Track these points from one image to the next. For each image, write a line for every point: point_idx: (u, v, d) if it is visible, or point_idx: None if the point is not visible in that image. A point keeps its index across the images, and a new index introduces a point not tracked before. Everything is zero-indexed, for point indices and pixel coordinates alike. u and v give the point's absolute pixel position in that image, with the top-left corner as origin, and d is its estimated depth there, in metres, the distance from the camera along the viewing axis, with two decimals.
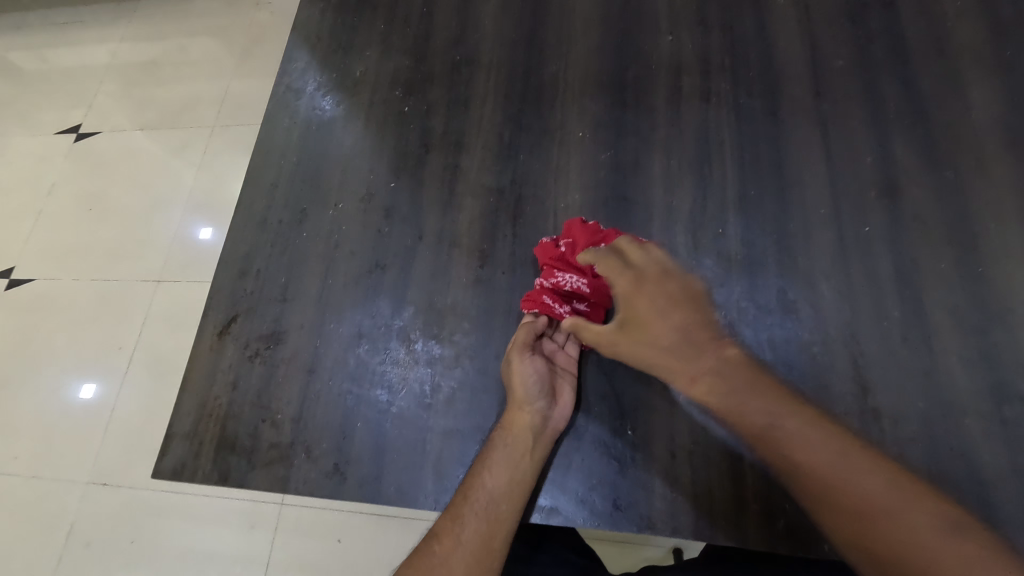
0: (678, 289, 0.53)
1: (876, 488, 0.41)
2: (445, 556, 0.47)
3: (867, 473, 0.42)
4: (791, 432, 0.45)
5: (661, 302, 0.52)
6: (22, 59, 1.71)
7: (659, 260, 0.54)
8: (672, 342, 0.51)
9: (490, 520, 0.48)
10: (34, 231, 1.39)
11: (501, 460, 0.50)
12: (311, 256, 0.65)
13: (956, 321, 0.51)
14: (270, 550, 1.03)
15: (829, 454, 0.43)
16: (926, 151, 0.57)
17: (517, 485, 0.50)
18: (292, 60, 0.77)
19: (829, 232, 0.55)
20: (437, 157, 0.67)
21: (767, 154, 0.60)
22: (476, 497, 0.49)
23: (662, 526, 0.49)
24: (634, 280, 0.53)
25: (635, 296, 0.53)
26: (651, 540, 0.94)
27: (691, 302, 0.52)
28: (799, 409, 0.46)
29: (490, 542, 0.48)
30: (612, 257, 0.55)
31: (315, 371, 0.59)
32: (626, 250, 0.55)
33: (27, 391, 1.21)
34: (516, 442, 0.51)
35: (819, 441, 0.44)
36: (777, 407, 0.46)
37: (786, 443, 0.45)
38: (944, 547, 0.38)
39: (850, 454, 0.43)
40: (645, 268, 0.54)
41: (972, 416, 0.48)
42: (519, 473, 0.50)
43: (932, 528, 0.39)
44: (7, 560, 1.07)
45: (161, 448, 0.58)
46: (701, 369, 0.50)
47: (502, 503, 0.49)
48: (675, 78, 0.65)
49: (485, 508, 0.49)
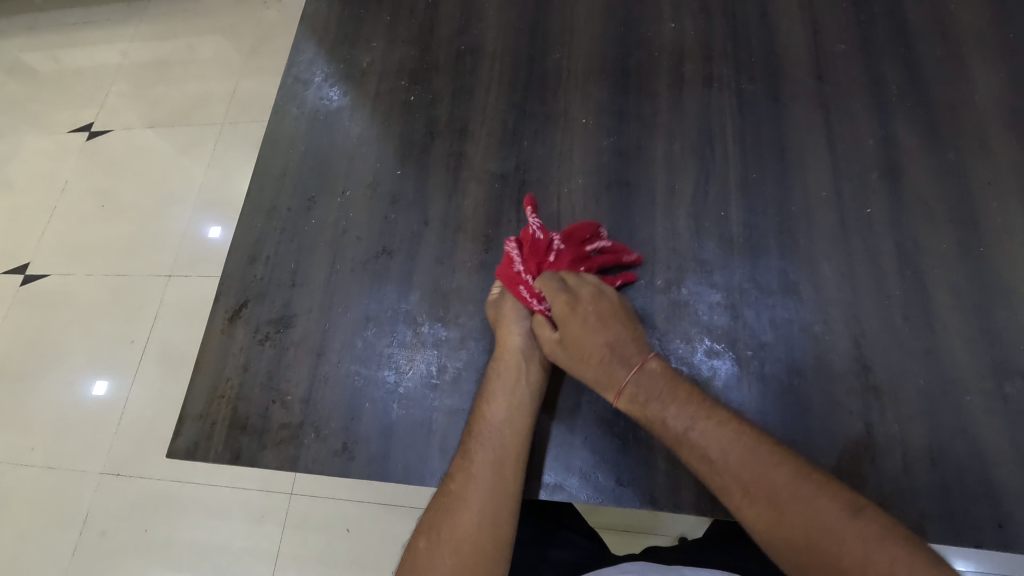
0: (612, 310, 0.53)
1: (812, 501, 0.42)
2: (460, 489, 0.51)
3: (803, 488, 0.43)
4: (725, 452, 0.46)
5: (595, 323, 0.53)
6: (36, 59, 1.74)
7: (594, 283, 0.56)
8: (605, 364, 0.52)
9: (496, 448, 0.51)
10: (49, 227, 1.42)
11: (498, 391, 0.54)
12: (320, 241, 0.66)
13: (958, 300, 0.51)
14: (280, 541, 1.05)
15: (763, 473, 0.44)
16: (928, 132, 0.57)
17: (518, 410, 0.53)
18: (300, 52, 0.78)
19: (831, 213, 0.56)
20: (443, 144, 0.68)
21: (768, 137, 0.60)
22: (481, 430, 0.52)
23: (664, 503, 0.50)
24: (569, 302, 0.54)
25: (570, 317, 0.54)
26: (657, 528, 0.94)
27: (626, 321, 0.53)
28: (733, 425, 0.47)
29: (501, 468, 0.51)
30: (552, 280, 0.56)
31: (324, 353, 0.61)
32: (563, 276, 0.56)
33: (43, 384, 1.24)
34: (509, 370, 0.54)
35: (752, 457, 0.45)
36: (710, 427, 0.47)
37: (720, 463, 0.46)
38: (880, 560, 0.39)
39: (783, 469, 0.44)
40: (579, 291, 0.55)
41: (973, 393, 0.48)
42: (518, 398, 0.53)
43: (863, 538, 0.40)
44: (26, 547, 1.10)
45: (175, 428, 0.60)
46: (634, 389, 0.50)
47: (507, 430, 0.52)
48: (678, 64, 0.65)
49: (490, 438, 0.52)
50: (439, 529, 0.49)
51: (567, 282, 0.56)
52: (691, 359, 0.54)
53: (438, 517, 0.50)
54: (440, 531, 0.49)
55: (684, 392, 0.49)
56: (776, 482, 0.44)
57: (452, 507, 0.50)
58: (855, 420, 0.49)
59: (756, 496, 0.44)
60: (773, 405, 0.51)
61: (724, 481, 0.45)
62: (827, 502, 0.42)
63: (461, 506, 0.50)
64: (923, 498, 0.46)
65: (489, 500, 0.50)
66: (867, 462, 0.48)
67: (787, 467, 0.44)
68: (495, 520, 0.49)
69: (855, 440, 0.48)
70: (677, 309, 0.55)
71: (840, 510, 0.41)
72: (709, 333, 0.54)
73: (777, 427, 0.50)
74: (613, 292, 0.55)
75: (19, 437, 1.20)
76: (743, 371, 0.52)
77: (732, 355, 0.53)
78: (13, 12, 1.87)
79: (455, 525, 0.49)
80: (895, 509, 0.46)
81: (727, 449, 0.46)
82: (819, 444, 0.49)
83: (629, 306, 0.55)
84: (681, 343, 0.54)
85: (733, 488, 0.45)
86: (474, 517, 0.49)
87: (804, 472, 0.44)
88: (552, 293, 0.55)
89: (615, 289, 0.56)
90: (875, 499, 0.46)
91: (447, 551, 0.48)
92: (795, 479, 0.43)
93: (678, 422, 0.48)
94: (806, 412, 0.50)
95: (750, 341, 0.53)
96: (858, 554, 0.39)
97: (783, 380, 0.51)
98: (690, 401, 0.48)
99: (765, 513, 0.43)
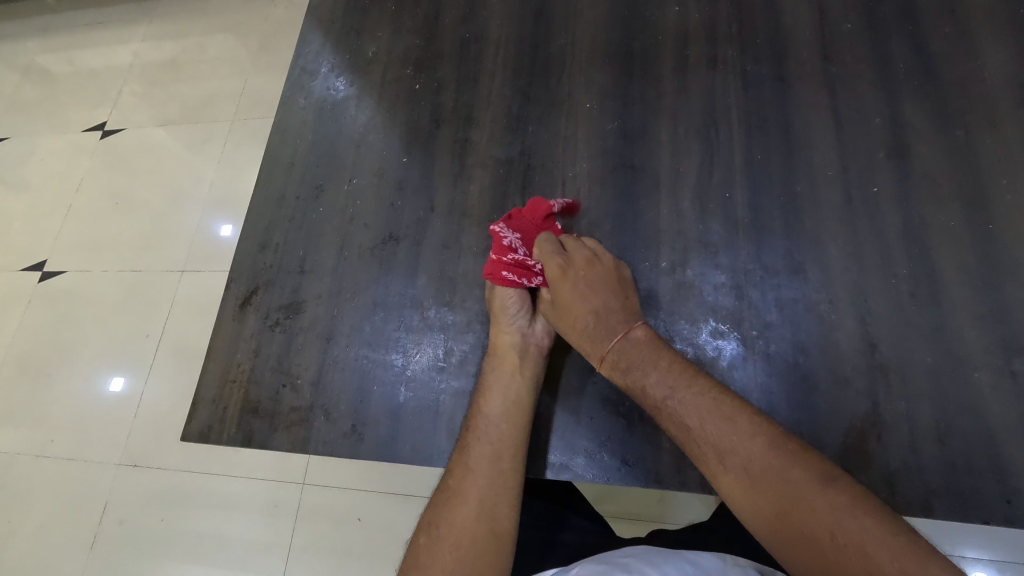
0: (604, 279, 0.54)
1: (785, 471, 0.43)
2: (458, 485, 0.52)
3: (777, 458, 0.44)
4: (703, 421, 0.46)
5: (583, 291, 0.54)
6: (50, 60, 1.77)
7: (591, 247, 0.56)
8: (591, 331, 0.53)
9: (493, 441, 0.52)
10: (65, 225, 1.45)
11: (493, 384, 0.54)
12: (328, 228, 0.67)
13: (966, 277, 0.51)
14: (293, 533, 1.06)
15: (738, 443, 0.45)
16: (936, 110, 0.57)
17: (513, 403, 0.53)
18: (307, 43, 0.79)
19: (837, 193, 0.56)
20: (448, 132, 0.68)
21: (774, 118, 0.60)
22: (479, 424, 0.53)
23: (670, 481, 0.50)
24: (563, 265, 0.55)
25: (561, 280, 0.55)
26: (665, 517, 0.94)
27: (615, 288, 0.54)
28: (714, 394, 0.47)
29: (498, 461, 0.52)
30: (550, 242, 0.57)
31: (333, 338, 0.62)
32: (561, 239, 0.57)
33: (61, 378, 1.26)
34: (504, 362, 0.55)
35: (729, 428, 0.46)
36: (689, 396, 0.48)
37: (696, 432, 0.47)
38: (850, 528, 0.39)
39: (759, 439, 0.45)
40: (574, 254, 0.55)
41: (981, 368, 0.48)
42: (513, 392, 0.54)
43: (836, 508, 0.40)
44: (47, 536, 1.13)
45: (189, 412, 0.61)
46: (616, 356, 0.51)
47: (503, 425, 0.53)
48: (682, 47, 0.65)
49: (487, 432, 0.53)
50: (438, 524, 0.51)
51: (565, 245, 0.57)
52: (696, 339, 0.54)
53: (438, 513, 0.52)
54: (439, 526, 0.51)
55: (665, 359, 0.50)
56: (751, 453, 0.44)
57: (452, 502, 0.52)
58: (861, 398, 0.49)
59: (731, 465, 0.45)
60: (778, 383, 0.51)
61: (701, 449, 0.46)
62: (800, 471, 0.43)
63: (461, 500, 0.51)
64: (930, 474, 0.46)
65: (487, 495, 0.51)
66: (875, 439, 0.47)
67: (764, 437, 0.45)
68: (494, 514, 0.51)
69: (863, 417, 0.48)
70: (681, 291, 0.55)
71: (813, 480, 0.42)
72: (714, 314, 0.54)
73: (782, 406, 0.50)
74: (610, 258, 0.55)
75: (39, 430, 1.23)
76: (749, 350, 0.52)
77: (738, 336, 0.53)
78: (27, 15, 1.90)
79: (454, 519, 0.51)
80: (901, 486, 0.46)
81: (705, 417, 0.46)
82: (826, 422, 0.49)
83: (626, 272, 0.55)
84: (686, 324, 0.54)
85: (710, 456, 0.46)
86: (473, 511, 0.51)
87: (779, 442, 0.44)
88: (547, 255, 0.56)
89: (611, 255, 0.55)
90: (881, 476, 0.46)
91: (447, 544, 0.50)
92: (770, 450, 0.44)
93: (658, 389, 0.49)
94: (811, 392, 0.50)
95: (755, 321, 0.53)
96: (829, 522, 0.40)
97: (788, 359, 0.51)
98: (672, 368, 0.49)
99: (739, 482, 0.44)
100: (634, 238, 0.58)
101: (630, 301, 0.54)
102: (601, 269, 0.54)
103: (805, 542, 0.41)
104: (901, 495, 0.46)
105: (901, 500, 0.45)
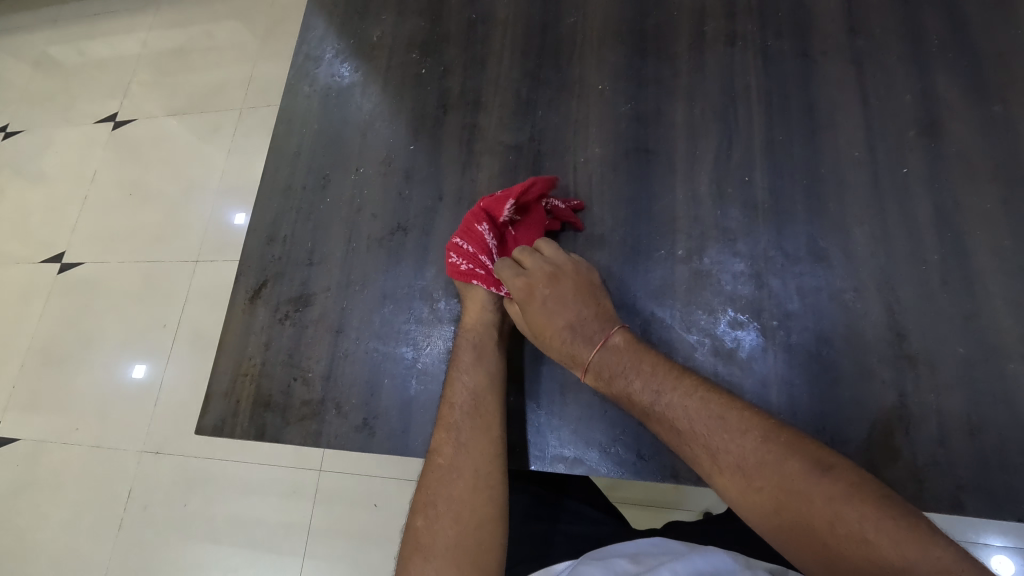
0: (572, 288, 0.52)
1: (781, 465, 0.41)
2: (450, 461, 0.52)
3: (770, 453, 0.42)
4: (692, 422, 0.45)
5: (553, 306, 0.51)
6: (60, 52, 1.77)
7: (551, 260, 0.54)
8: (568, 346, 0.51)
9: (478, 412, 0.53)
10: (82, 216, 1.46)
11: (470, 358, 0.55)
12: (336, 219, 0.66)
13: (1001, 262, 0.48)
14: (311, 517, 1.08)
15: (728, 440, 0.43)
16: (972, 85, 0.53)
17: (491, 372, 0.54)
18: (311, 28, 0.77)
19: (864, 174, 0.53)
20: (455, 118, 0.66)
21: (796, 96, 0.57)
22: (461, 399, 0.53)
23: (687, 476, 0.49)
24: (526, 285, 0.53)
25: (528, 301, 0.52)
26: (679, 503, 0.94)
27: (587, 296, 0.52)
28: (700, 394, 0.46)
29: (486, 431, 0.52)
30: (507, 265, 0.55)
31: (343, 331, 0.61)
32: (518, 258, 0.55)
33: (83, 368, 1.29)
34: (477, 337, 0.56)
35: (719, 426, 0.44)
36: (677, 398, 0.46)
37: (688, 434, 0.45)
38: (849, 518, 0.37)
39: (750, 435, 0.43)
40: (536, 272, 0.53)
41: (1017, 360, 0.45)
42: (489, 364, 0.55)
43: (832, 497, 0.39)
44: (75, 522, 1.16)
45: (202, 406, 0.61)
46: (599, 366, 0.50)
47: (484, 394, 0.53)
48: (699, 23, 0.62)
49: (469, 404, 0.53)
50: (435, 504, 0.51)
51: (523, 264, 0.55)
52: (713, 330, 0.52)
53: (432, 493, 0.51)
54: (436, 505, 0.51)
55: (649, 363, 0.48)
56: (742, 450, 0.43)
57: (444, 480, 0.51)
58: (888, 390, 0.47)
59: (724, 465, 0.43)
60: (800, 374, 0.49)
61: (694, 451, 0.45)
62: (795, 465, 0.41)
63: (454, 476, 0.51)
64: (960, 469, 0.44)
65: (479, 464, 0.51)
66: (904, 433, 0.46)
67: (755, 433, 0.43)
68: (490, 481, 0.51)
69: (891, 410, 0.46)
70: (699, 279, 0.53)
71: (809, 473, 0.40)
72: (732, 304, 0.52)
73: (804, 401, 0.48)
74: (571, 266, 0.53)
75: (64, 419, 1.26)
76: (769, 340, 0.51)
77: (757, 326, 0.51)
78: (38, 6, 1.90)
79: (449, 495, 0.51)
80: (930, 482, 0.44)
81: (693, 420, 0.45)
82: (850, 414, 0.47)
83: (595, 278, 0.53)
84: (703, 314, 0.53)
85: (703, 457, 0.44)
86: (469, 483, 0.51)
87: (771, 436, 0.43)
88: (510, 278, 0.54)
89: (573, 262, 0.53)
90: (908, 471, 0.45)
91: (446, 520, 0.49)
92: (762, 445, 0.42)
93: (645, 394, 0.47)
94: (837, 385, 0.48)
95: (775, 311, 0.51)
96: (827, 514, 0.38)
97: (810, 350, 0.50)
98: (656, 372, 0.48)
99: (736, 480, 0.43)
100: (650, 225, 0.56)
101: (598, 307, 0.51)
102: (566, 281, 0.52)
103: (807, 539, 0.39)
104: (930, 491, 0.44)
105: (929, 496, 0.44)
